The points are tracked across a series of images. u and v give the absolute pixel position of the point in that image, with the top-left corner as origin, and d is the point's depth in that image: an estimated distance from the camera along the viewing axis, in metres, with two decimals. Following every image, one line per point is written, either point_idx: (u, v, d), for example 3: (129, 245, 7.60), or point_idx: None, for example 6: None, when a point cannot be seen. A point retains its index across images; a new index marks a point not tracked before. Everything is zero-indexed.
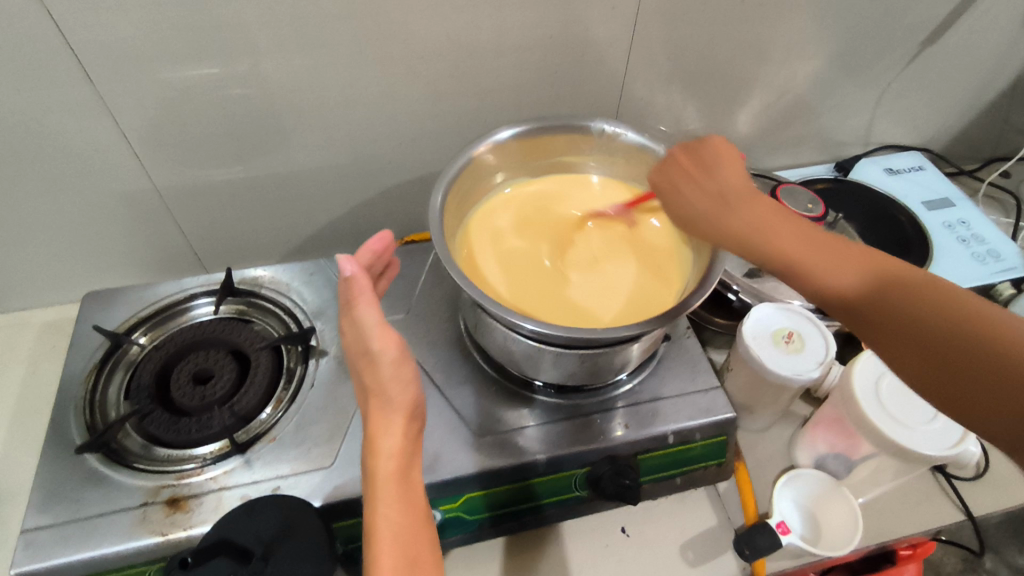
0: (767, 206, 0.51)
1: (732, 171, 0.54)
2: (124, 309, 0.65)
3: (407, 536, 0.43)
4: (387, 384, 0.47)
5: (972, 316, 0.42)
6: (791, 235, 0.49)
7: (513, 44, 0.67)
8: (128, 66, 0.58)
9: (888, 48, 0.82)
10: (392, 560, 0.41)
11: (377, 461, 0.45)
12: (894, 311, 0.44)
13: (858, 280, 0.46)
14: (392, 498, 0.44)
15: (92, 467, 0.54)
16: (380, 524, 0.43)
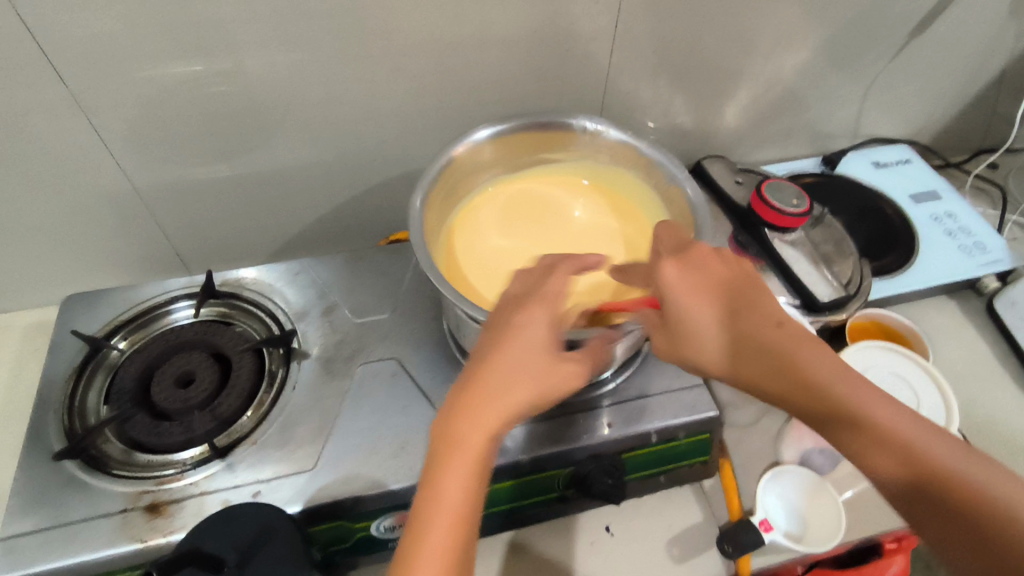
0: (700, 284, 0.46)
1: (660, 271, 0.47)
2: (105, 312, 0.64)
3: (462, 516, 0.40)
4: (510, 376, 0.43)
5: (902, 451, 0.39)
6: (737, 322, 0.45)
7: (496, 40, 0.66)
8: (104, 66, 0.57)
9: (876, 39, 0.81)
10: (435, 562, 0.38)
11: (469, 450, 0.41)
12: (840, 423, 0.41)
13: (803, 401, 0.42)
14: (459, 495, 0.40)
15: (71, 474, 0.53)
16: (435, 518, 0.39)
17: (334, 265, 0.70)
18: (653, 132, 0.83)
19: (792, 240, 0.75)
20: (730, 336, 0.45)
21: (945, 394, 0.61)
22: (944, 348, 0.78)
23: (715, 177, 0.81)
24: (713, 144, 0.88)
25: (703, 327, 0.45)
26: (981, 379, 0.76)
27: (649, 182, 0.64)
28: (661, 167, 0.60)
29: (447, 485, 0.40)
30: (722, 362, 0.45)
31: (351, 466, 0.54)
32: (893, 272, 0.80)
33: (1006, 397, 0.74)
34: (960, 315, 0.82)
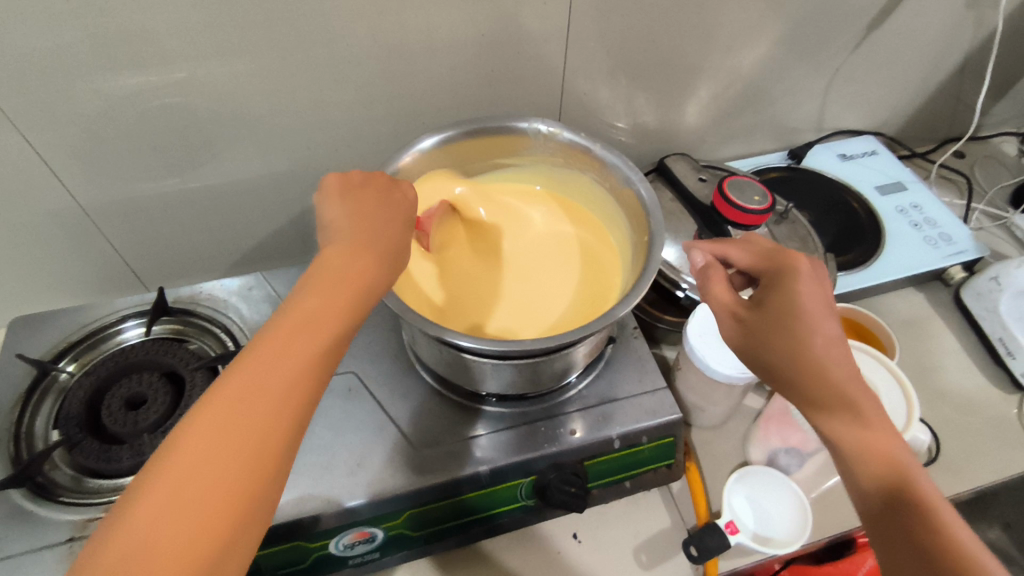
0: (821, 306, 0.44)
1: (806, 292, 0.45)
2: (53, 335, 0.63)
3: (252, 409, 0.35)
4: (311, 308, 0.39)
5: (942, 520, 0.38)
6: (808, 335, 0.43)
7: (445, 45, 0.65)
8: (36, 83, 0.56)
9: (834, 32, 0.81)
10: (162, 501, 0.32)
11: (258, 374, 0.36)
12: (863, 445, 0.41)
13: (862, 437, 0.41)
14: (229, 437, 0.34)
15: (16, 503, 0.52)
16: (186, 450, 0.33)
17: (290, 278, 0.68)
18: (615, 133, 0.82)
19: (756, 237, 0.74)
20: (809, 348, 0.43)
21: (907, 389, 0.60)
22: (912, 341, 0.78)
23: (678, 175, 0.80)
24: (676, 142, 0.88)
25: (796, 342, 0.43)
26: (948, 370, 0.76)
27: (605, 184, 0.63)
28: (615, 170, 0.60)
29: (220, 416, 0.34)
30: (794, 362, 0.43)
31: (306, 485, 0.53)
32: (859, 266, 0.80)
33: (973, 388, 0.74)
34: (927, 306, 0.82)
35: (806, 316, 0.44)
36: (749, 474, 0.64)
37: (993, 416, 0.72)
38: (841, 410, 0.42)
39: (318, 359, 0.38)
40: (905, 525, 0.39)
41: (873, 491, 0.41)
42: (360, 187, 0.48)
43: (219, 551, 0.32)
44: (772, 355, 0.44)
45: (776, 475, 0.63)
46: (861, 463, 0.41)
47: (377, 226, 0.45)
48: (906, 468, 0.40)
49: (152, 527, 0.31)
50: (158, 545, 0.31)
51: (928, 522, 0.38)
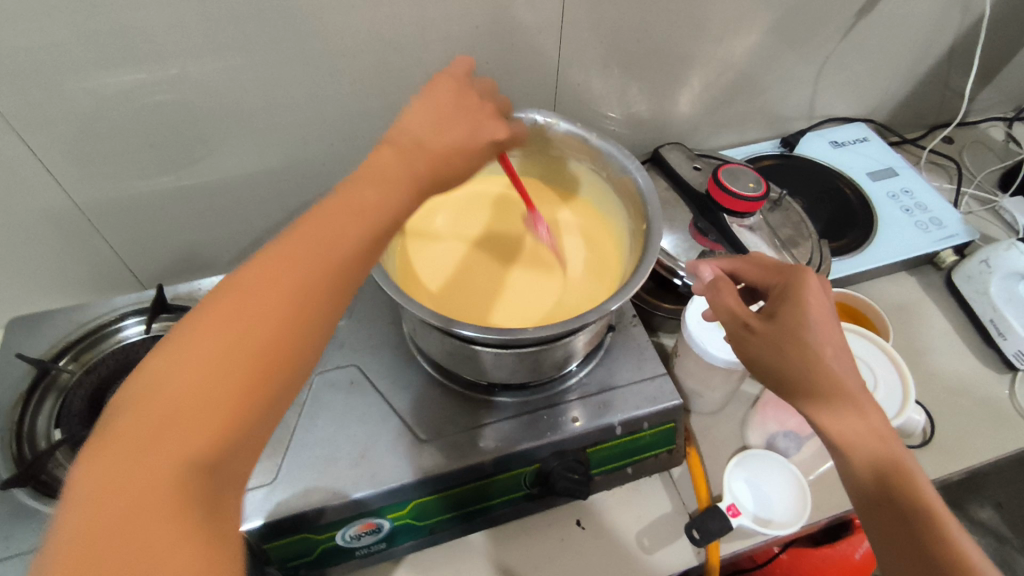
0: (828, 319, 0.46)
1: (817, 306, 0.46)
2: (51, 334, 0.62)
3: (282, 293, 0.33)
4: (351, 205, 0.37)
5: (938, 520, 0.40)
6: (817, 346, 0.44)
7: (440, 37, 0.65)
8: (30, 82, 0.55)
9: (824, 19, 0.81)
10: (182, 375, 0.31)
11: (286, 263, 0.34)
12: (866, 447, 0.42)
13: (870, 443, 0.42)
14: (262, 317, 0.32)
15: (21, 502, 0.52)
16: (208, 330, 0.32)
17: None
18: (609, 123, 0.83)
19: (751, 225, 0.75)
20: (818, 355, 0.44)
21: (903, 372, 0.61)
22: (906, 324, 0.80)
23: (672, 164, 0.81)
24: (670, 132, 0.88)
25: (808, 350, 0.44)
26: (941, 353, 0.77)
27: (601, 174, 0.63)
28: (612, 159, 0.60)
29: (242, 300, 0.33)
30: (803, 369, 0.44)
31: (312, 478, 0.53)
32: (853, 251, 0.81)
33: (965, 369, 0.75)
34: (919, 289, 0.83)
35: (820, 329, 0.45)
36: (750, 458, 0.64)
37: (986, 396, 0.73)
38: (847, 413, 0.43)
39: (354, 254, 0.36)
40: (902, 524, 0.41)
41: (869, 487, 0.42)
42: (468, 94, 0.46)
43: (230, 435, 0.31)
44: (779, 361, 0.45)
45: (776, 459, 0.64)
46: (863, 463, 0.42)
47: (449, 128, 0.43)
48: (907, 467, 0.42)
49: (158, 406, 0.30)
50: (172, 418, 0.30)
51: (930, 525, 0.40)
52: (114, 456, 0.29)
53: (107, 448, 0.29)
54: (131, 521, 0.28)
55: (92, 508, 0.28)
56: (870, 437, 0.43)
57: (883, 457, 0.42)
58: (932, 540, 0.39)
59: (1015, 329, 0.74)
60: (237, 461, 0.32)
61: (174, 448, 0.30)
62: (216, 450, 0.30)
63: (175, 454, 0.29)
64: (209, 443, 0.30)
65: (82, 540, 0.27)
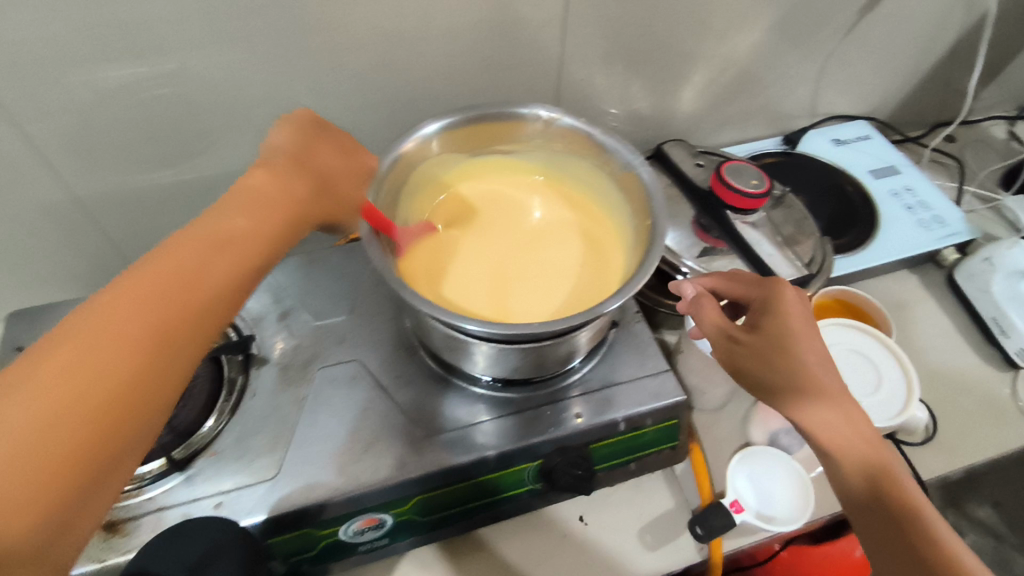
0: (807, 326, 0.47)
1: (796, 315, 0.48)
2: (52, 328, 0.62)
3: (126, 338, 0.35)
4: (219, 239, 0.41)
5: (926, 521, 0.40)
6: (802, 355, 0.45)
7: (443, 31, 0.65)
8: (31, 74, 0.55)
9: (827, 16, 0.81)
10: (38, 409, 0.32)
11: (144, 295, 0.37)
12: (857, 455, 0.43)
13: (855, 447, 0.44)
14: (97, 359, 0.34)
15: None
16: (76, 363, 0.34)
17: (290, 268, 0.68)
18: (611, 119, 0.82)
19: (753, 222, 0.75)
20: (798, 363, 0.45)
21: (908, 368, 0.61)
22: (908, 321, 0.80)
23: (675, 161, 0.81)
24: (672, 129, 0.88)
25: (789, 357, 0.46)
26: (943, 350, 0.77)
27: (604, 170, 0.63)
28: (615, 154, 0.60)
29: (114, 328, 0.35)
30: (785, 375, 0.45)
31: (314, 473, 0.53)
32: (855, 249, 0.81)
33: (967, 367, 0.76)
34: (920, 287, 0.83)
35: (802, 338, 0.46)
36: (755, 453, 0.64)
37: (988, 394, 0.73)
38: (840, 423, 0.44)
39: (228, 284, 0.40)
40: (894, 529, 0.41)
41: (861, 495, 0.43)
42: (320, 134, 0.52)
43: (71, 476, 0.33)
44: (763, 370, 0.46)
45: (780, 455, 0.64)
46: (855, 472, 0.43)
47: (320, 161, 0.50)
48: (896, 475, 0.42)
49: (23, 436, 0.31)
50: (22, 459, 0.31)
51: (918, 525, 0.40)
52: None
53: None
54: None
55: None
56: (862, 446, 0.44)
57: (874, 465, 0.43)
58: (923, 544, 0.39)
59: (1017, 327, 0.74)
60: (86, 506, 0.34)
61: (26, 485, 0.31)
62: (70, 478, 0.32)
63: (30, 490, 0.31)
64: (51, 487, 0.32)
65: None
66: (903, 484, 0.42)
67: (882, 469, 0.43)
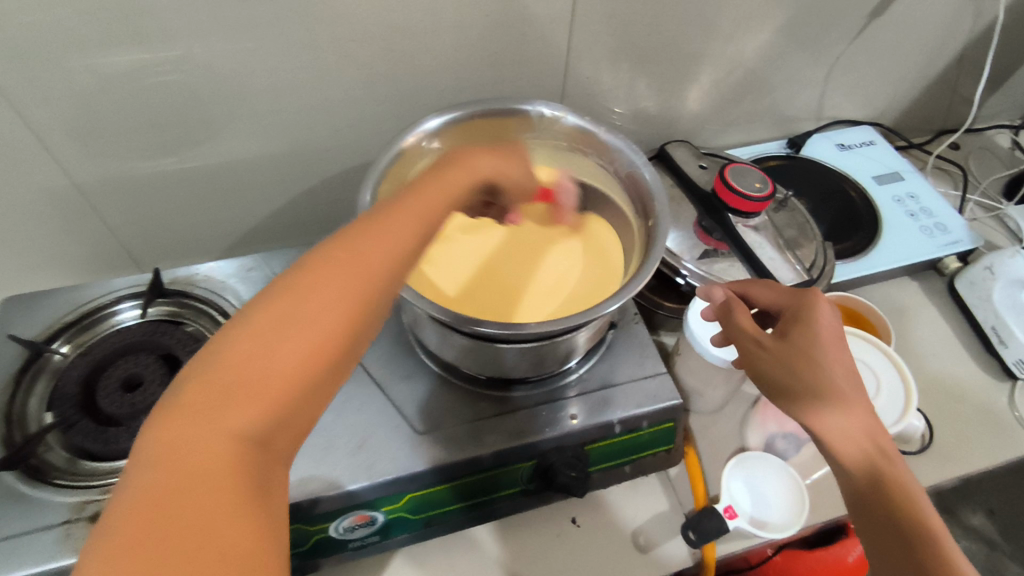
0: (836, 337, 0.46)
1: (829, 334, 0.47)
2: (45, 315, 0.62)
3: (338, 281, 0.34)
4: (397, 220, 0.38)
5: (930, 531, 0.40)
6: (825, 370, 0.44)
7: (449, 25, 0.64)
8: (31, 57, 0.54)
9: (836, 20, 0.81)
10: (228, 373, 0.31)
11: (353, 247, 0.36)
12: (864, 456, 0.42)
13: (867, 450, 0.43)
14: (315, 301, 0.33)
15: (10, 486, 0.51)
16: (270, 319, 0.33)
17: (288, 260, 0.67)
18: (615, 118, 0.82)
19: (755, 224, 0.74)
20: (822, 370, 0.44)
21: (905, 373, 0.61)
22: (907, 329, 0.79)
23: (678, 161, 0.80)
24: (677, 129, 0.87)
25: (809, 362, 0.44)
26: (942, 359, 0.77)
27: (607, 170, 0.63)
28: (619, 154, 0.60)
29: (298, 297, 0.33)
30: (806, 382, 0.44)
31: (306, 468, 0.53)
32: (856, 255, 0.81)
33: (965, 376, 0.75)
34: (921, 295, 0.83)
35: (829, 354, 0.45)
36: (754, 458, 0.64)
37: (985, 404, 0.73)
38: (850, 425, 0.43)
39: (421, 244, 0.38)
40: (893, 528, 0.40)
41: (865, 491, 0.42)
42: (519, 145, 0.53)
43: (283, 406, 0.32)
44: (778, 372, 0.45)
45: (779, 462, 0.64)
46: (859, 472, 0.42)
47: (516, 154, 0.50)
48: (901, 477, 0.42)
49: (209, 393, 0.31)
50: (236, 387, 0.31)
51: (922, 533, 0.39)
52: (166, 431, 0.30)
53: (165, 421, 0.30)
54: (207, 470, 0.29)
55: (166, 472, 0.29)
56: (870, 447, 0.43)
57: (879, 466, 0.42)
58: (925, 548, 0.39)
59: (1017, 337, 0.73)
60: (284, 438, 0.33)
61: (250, 409, 0.31)
62: (280, 415, 0.32)
63: (247, 418, 0.31)
64: (262, 414, 0.31)
65: (145, 510, 0.27)
66: (912, 491, 0.41)
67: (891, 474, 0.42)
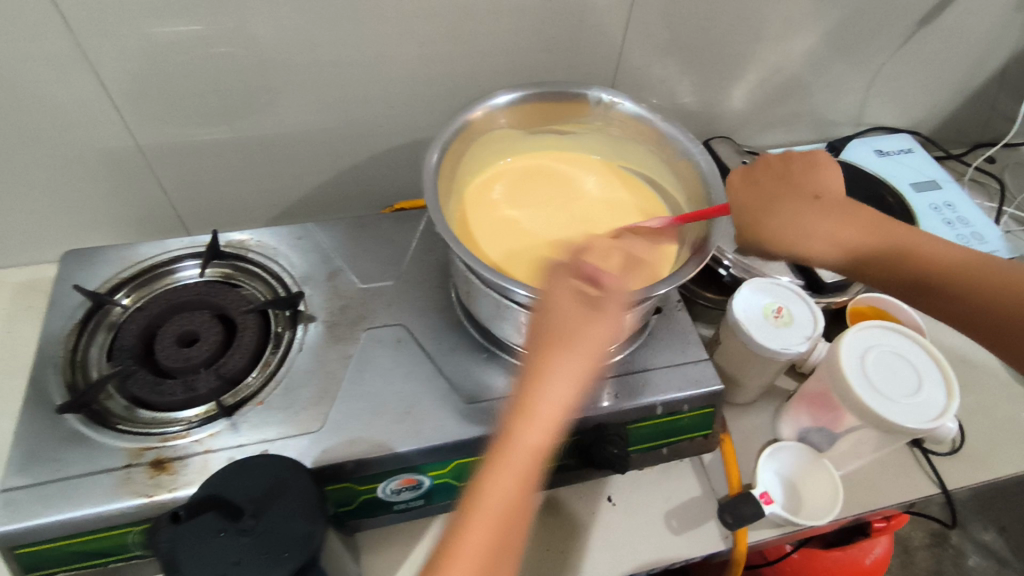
0: (835, 190, 0.59)
1: (828, 174, 0.60)
2: (104, 270, 0.63)
3: (501, 506, 0.44)
4: (561, 333, 0.47)
5: (982, 275, 0.56)
6: (857, 235, 0.58)
7: (511, 8, 0.65)
8: (110, 17, 0.56)
9: (883, 26, 0.82)
10: (500, 503, 0.44)
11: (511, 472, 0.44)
12: (948, 267, 0.57)
13: (949, 257, 0.57)
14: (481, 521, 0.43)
15: (73, 428, 0.53)
16: (495, 482, 0.44)
17: (338, 231, 0.69)
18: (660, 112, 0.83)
19: None
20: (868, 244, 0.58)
21: (948, 375, 0.61)
22: (940, 335, 0.80)
23: (720, 157, 0.81)
24: (719, 127, 0.88)
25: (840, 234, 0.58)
26: (974, 366, 0.77)
27: (660, 159, 0.64)
28: (674, 142, 0.61)
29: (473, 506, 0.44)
30: (879, 242, 0.58)
31: (357, 429, 0.54)
32: None
33: (998, 383, 0.76)
34: None
35: (845, 198, 0.58)
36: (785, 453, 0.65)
37: (1017, 412, 0.74)
38: (927, 259, 0.57)
39: (537, 447, 0.44)
40: (973, 300, 0.56)
41: (968, 313, 0.56)
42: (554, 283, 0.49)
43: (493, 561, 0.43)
44: (880, 250, 0.58)
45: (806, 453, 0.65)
46: (948, 302, 0.57)
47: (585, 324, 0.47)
48: (963, 257, 0.57)
49: (490, 539, 0.43)
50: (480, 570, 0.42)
51: (987, 281, 0.56)
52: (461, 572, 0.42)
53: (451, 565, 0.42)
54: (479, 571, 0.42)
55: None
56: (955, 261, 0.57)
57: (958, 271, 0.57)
58: (1001, 283, 0.55)
59: None
60: None
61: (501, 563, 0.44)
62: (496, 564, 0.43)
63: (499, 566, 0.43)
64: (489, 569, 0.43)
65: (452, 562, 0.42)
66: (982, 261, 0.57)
67: (970, 265, 0.56)
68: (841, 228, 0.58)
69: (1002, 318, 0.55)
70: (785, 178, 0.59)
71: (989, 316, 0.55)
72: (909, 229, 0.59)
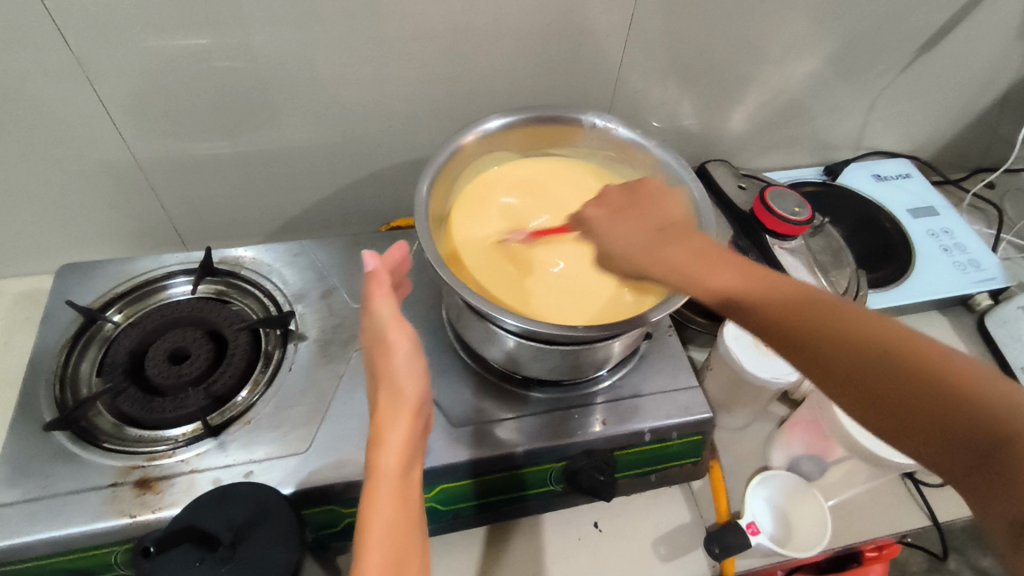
0: (631, 223, 0.54)
1: (667, 206, 0.55)
2: (99, 284, 0.63)
3: (398, 535, 0.40)
4: (398, 371, 0.46)
5: (905, 340, 0.38)
6: (731, 279, 0.46)
7: (510, 30, 0.66)
8: (111, 34, 0.57)
9: (884, 52, 0.82)
10: (385, 521, 0.41)
11: (399, 512, 0.42)
12: (824, 326, 0.41)
13: (753, 287, 0.45)
14: (382, 553, 0.39)
15: (61, 445, 0.53)
16: (377, 495, 0.42)
17: (332, 248, 0.69)
18: (658, 133, 0.83)
19: (792, 248, 0.75)
20: (748, 297, 0.45)
21: None
22: None
23: (718, 179, 0.81)
24: (718, 148, 0.89)
25: (721, 278, 0.46)
26: None
27: None
28: (668, 168, 0.60)
29: (377, 546, 0.39)
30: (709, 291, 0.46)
31: (344, 451, 0.54)
32: (890, 285, 0.81)
33: None
34: (951, 329, 0.83)
35: (694, 227, 0.53)
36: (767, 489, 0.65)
37: None
38: (822, 319, 0.41)
39: (397, 479, 0.43)
40: (897, 376, 0.37)
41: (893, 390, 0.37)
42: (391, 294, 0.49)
43: None
44: (757, 307, 0.44)
45: (784, 481, 0.65)
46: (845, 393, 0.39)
47: (390, 368, 0.46)
48: (813, 293, 0.43)
49: (392, 552, 0.39)
50: None
51: (906, 355, 0.38)
52: None
53: None
54: None
55: None
56: (860, 326, 0.40)
57: (866, 339, 0.39)
58: (943, 368, 0.36)
59: None
60: None
61: None
62: None
63: None
64: None
65: None
66: (827, 310, 0.41)
67: (819, 312, 0.41)
68: (698, 271, 0.48)
69: (911, 402, 0.36)
70: (632, 209, 0.56)
71: (892, 412, 0.37)
72: (777, 275, 0.46)
